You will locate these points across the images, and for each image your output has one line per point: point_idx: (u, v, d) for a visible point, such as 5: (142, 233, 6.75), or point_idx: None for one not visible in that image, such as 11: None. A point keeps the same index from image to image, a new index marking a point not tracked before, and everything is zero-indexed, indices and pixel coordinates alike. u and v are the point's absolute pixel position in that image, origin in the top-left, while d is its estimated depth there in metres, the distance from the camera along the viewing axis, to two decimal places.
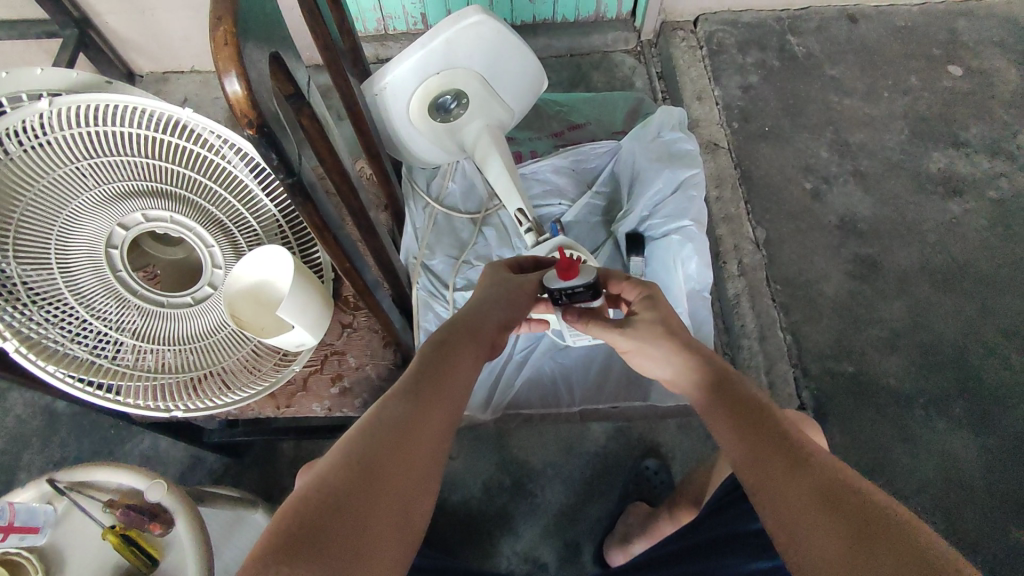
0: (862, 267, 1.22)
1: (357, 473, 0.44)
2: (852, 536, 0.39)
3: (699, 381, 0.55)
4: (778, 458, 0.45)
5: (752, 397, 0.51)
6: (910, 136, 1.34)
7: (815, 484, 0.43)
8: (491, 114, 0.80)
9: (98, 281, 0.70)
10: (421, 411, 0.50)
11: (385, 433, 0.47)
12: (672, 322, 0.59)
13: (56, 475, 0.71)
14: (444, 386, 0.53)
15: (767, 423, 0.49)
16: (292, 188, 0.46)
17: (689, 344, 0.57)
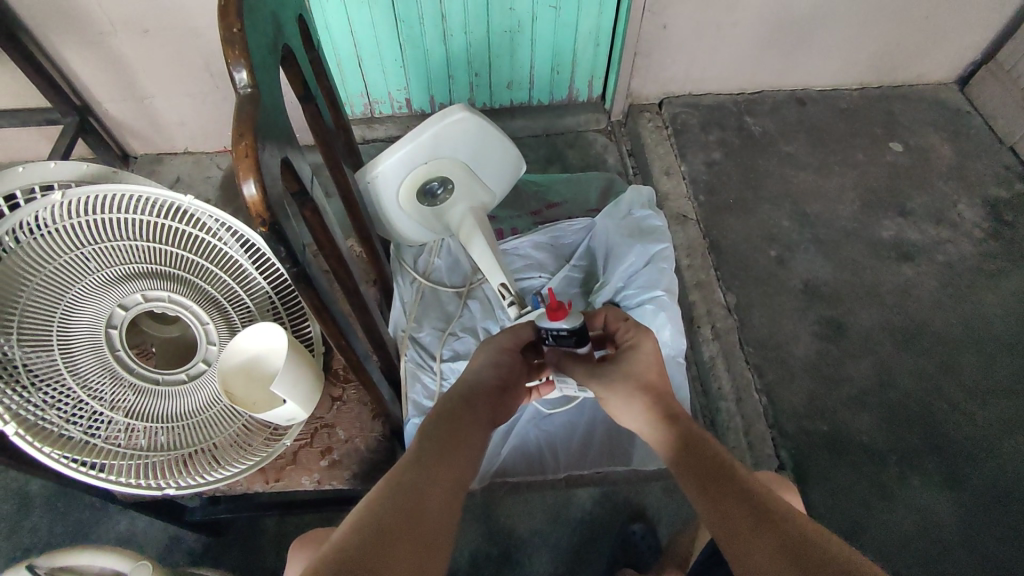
0: (827, 328, 1.29)
1: (372, 537, 0.46)
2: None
3: (670, 439, 0.59)
4: (752, 522, 0.50)
5: (723, 461, 0.56)
6: (862, 206, 1.45)
7: (784, 545, 0.47)
8: (475, 197, 0.86)
9: (96, 361, 0.72)
10: (429, 481, 0.53)
11: (396, 501, 0.50)
12: (644, 383, 0.64)
13: (37, 560, 0.70)
14: (450, 457, 0.56)
15: (741, 486, 0.53)
16: (295, 276, 0.51)
17: (657, 405, 0.62)
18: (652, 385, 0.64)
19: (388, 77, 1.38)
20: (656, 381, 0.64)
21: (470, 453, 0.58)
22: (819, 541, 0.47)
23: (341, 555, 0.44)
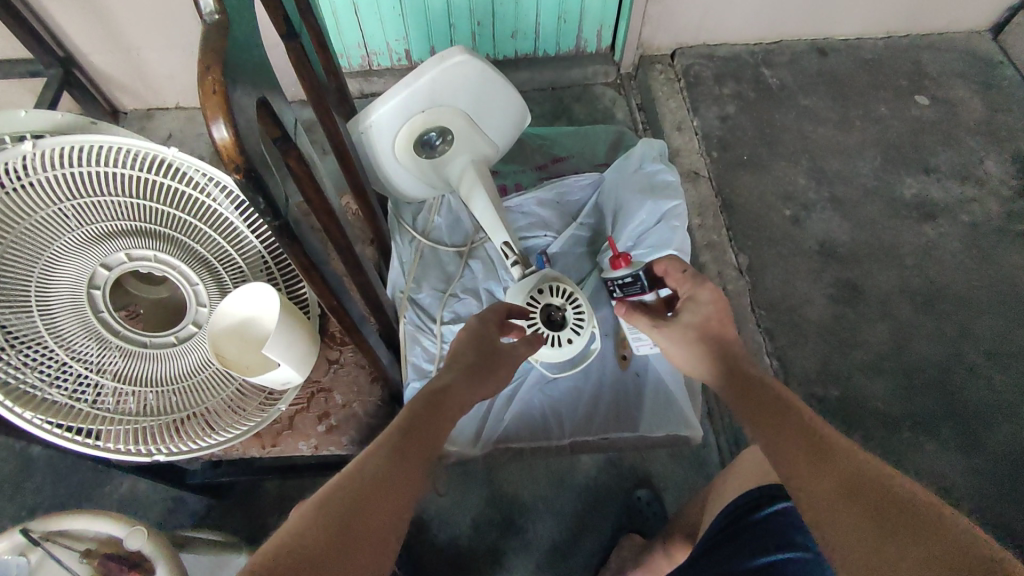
0: (843, 291, 1.24)
1: (320, 535, 0.46)
2: (881, 529, 0.44)
3: (734, 382, 0.65)
4: (814, 456, 0.51)
5: (784, 405, 0.59)
6: (883, 163, 1.38)
7: (843, 478, 0.48)
8: (476, 149, 0.81)
9: (79, 323, 0.69)
10: (386, 473, 0.52)
11: (351, 495, 0.49)
12: (705, 331, 0.71)
13: (31, 524, 0.68)
14: (413, 449, 0.55)
15: (805, 428, 0.55)
16: (278, 231, 0.47)
17: (718, 351, 0.69)
18: (713, 332, 0.71)
19: (386, 27, 1.30)
20: (716, 327, 0.71)
21: (433, 445, 0.58)
22: (889, 480, 0.47)
23: (283, 556, 0.44)
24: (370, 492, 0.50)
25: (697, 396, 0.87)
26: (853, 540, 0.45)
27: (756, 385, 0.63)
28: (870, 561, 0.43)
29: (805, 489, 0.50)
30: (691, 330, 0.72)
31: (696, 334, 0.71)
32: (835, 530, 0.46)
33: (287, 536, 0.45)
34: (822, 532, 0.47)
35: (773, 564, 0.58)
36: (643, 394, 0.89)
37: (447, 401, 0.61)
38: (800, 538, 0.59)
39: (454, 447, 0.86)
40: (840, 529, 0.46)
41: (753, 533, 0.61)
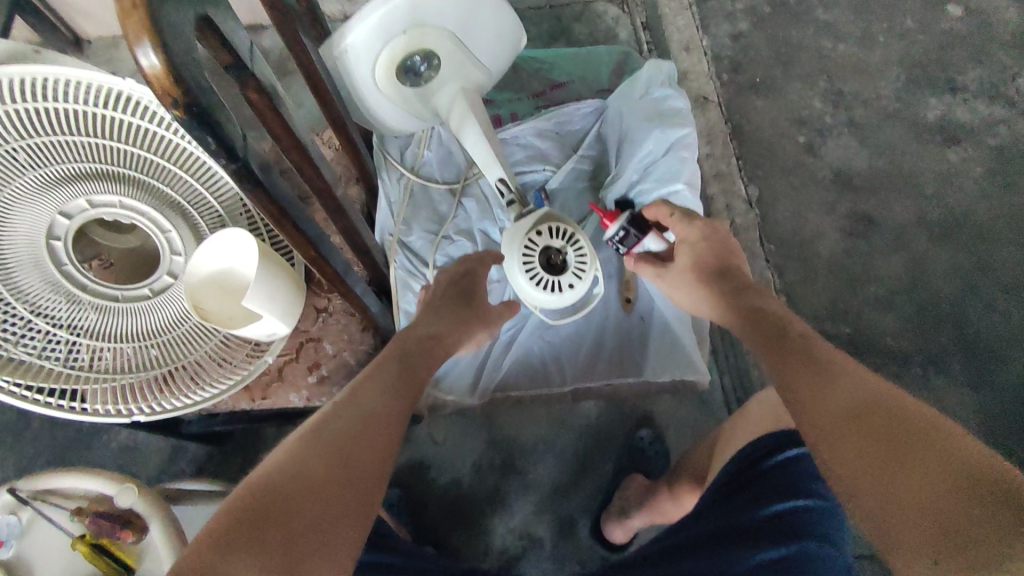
0: (857, 223, 1.18)
1: (317, 460, 0.46)
2: (888, 454, 0.42)
3: (738, 314, 0.62)
4: (819, 381, 0.49)
5: (794, 333, 0.56)
6: (907, 82, 1.28)
7: (855, 404, 0.46)
8: (467, 76, 0.73)
9: (42, 277, 0.64)
10: (377, 402, 0.53)
11: (343, 423, 0.49)
12: (700, 272, 0.68)
13: (17, 484, 0.66)
14: (401, 380, 0.56)
15: (811, 353, 0.53)
16: (237, 175, 0.41)
17: (718, 287, 0.65)
18: (711, 269, 0.67)
19: None
20: (712, 262, 0.67)
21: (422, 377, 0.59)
22: (895, 397, 0.45)
23: (280, 481, 0.44)
24: (363, 418, 0.50)
25: (705, 340, 0.83)
26: (858, 460, 0.43)
27: (757, 314, 0.60)
28: (876, 479, 0.42)
29: (810, 415, 0.48)
30: (689, 270, 0.69)
31: (695, 272, 0.68)
32: (838, 453, 0.45)
33: (281, 464, 0.45)
34: (826, 455, 0.46)
35: (790, 511, 0.56)
36: (648, 338, 0.85)
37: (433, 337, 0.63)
38: (813, 487, 0.58)
39: (452, 395, 0.84)
40: (845, 451, 0.44)
41: (766, 482, 0.59)
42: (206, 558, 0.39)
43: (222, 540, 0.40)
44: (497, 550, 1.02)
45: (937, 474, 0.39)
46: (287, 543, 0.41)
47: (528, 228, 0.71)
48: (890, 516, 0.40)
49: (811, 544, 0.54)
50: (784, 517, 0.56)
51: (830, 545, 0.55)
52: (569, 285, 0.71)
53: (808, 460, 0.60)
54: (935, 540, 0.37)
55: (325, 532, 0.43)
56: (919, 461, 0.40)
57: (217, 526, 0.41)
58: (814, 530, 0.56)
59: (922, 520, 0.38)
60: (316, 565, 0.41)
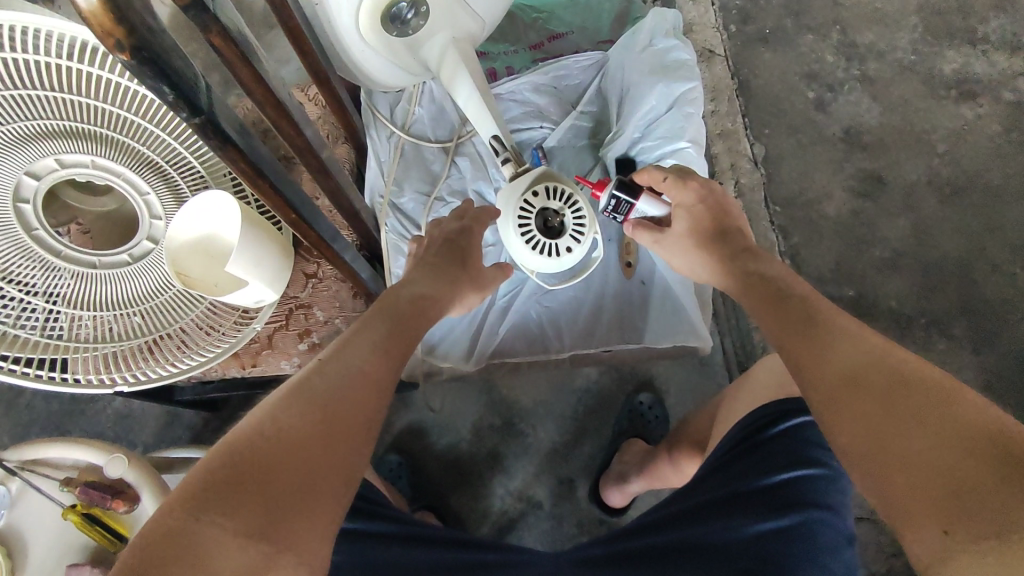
0: (866, 183, 1.15)
1: (300, 419, 0.42)
2: (889, 418, 0.39)
3: (732, 274, 0.59)
4: (820, 343, 0.46)
5: (787, 290, 0.53)
6: (924, 33, 1.22)
7: (853, 365, 0.43)
8: (457, 23, 0.68)
9: (12, 243, 0.61)
10: (368, 355, 0.48)
11: (331, 379, 0.45)
12: (698, 237, 0.64)
13: (5, 455, 0.65)
14: (396, 332, 0.52)
15: (811, 312, 0.49)
16: (203, 131, 0.37)
17: (716, 249, 0.62)
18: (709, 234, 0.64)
19: None
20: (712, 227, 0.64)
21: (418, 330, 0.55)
22: (901, 358, 0.42)
23: (260, 440, 0.40)
24: (352, 374, 0.46)
25: (709, 305, 0.81)
26: (861, 426, 0.40)
27: (756, 277, 0.56)
28: (880, 446, 0.39)
29: (810, 378, 0.45)
30: (688, 236, 0.65)
31: (692, 237, 0.64)
32: (840, 418, 0.42)
33: (262, 421, 0.42)
34: (828, 419, 0.43)
35: (792, 481, 0.55)
36: (649, 302, 0.83)
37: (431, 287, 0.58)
38: (817, 455, 0.56)
39: (449, 361, 0.82)
40: (847, 416, 0.42)
41: (769, 448, 0.57)
42: (177, 519, 0.36)
43: (194, 501, 0.37)
44: (496, 513, 1.03)
45: (947, 441, 0.37)
46: (267, 509, 0.38)
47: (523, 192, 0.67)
48: (896, 484, 0.38)
49: (811, 514, 0.53)
50: (786, 487, 0.54)
51: (831, 513, 0.54)
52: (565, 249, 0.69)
53: (812, 427, 0.58)
54: (944, 509, 0.35)
55: (307, 498, 0.40)
56: (929, 427, 0.38)
57: (190, 489, 0.38)
58: (815, 499, 0.54)
59: (929, 489, 0.36)
60: (296, 532, 0.38)
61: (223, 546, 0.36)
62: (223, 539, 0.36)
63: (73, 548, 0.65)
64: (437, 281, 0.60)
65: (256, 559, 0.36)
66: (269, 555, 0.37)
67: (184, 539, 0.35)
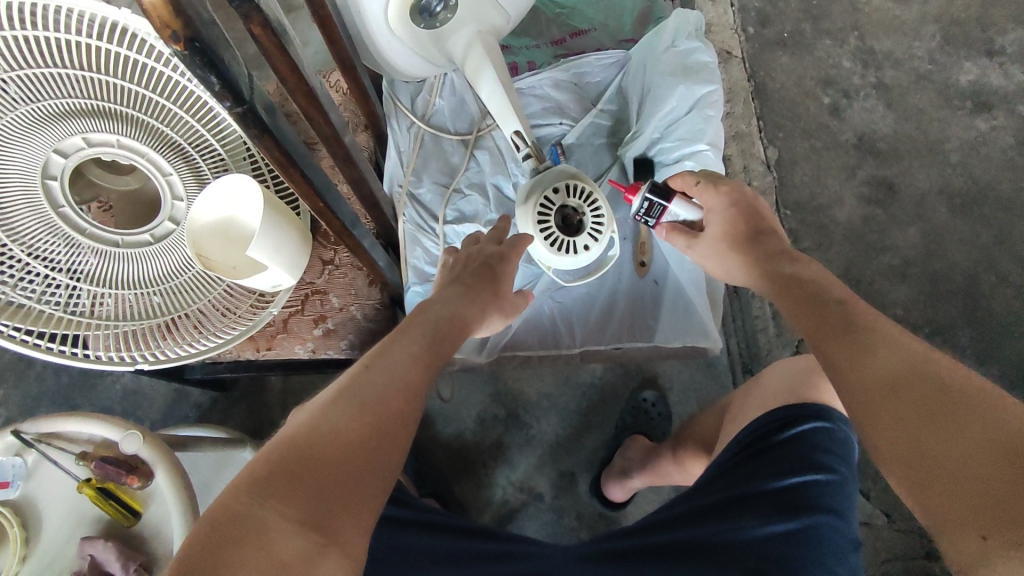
0: (878, 191, 1.15)
1: (350, 416, 0.43)
2: (926, 426, 0.39)
3: (767, 269, 0.59)
4: (854, 347, 0.46)
5: (827, 289, 0.53)
6: (942, 42, 1.22)
7: (892, 368, 0.43)
8: (484, 18, 0.68)
9: (39, 219, 0.61)
10: (410, 360, 0.49)
11: (377, 382, 0.46)
12: (730, 239, 0.64)
13: (21, 426, 0.65)
14: (437, 338, 0.53)
15: (845, 316, 0.49)
16: (242, 119, 0.38)
17: (748, 249, 0.62)
18: (740, 236, 0.64)
19: None
20: (743, 228, 0.64)
21: (458, 336, 0.56)
22: (938, 364, 0.42)
23: (314, 434, 0.41)
24: (398, 375, 0.47)
25: (718, 307, 0.83)
26: (896, 431, 0.41)
27: (790, 280, 0.56)
28: (917, 451, 0.39)
29: (844, 382, 0.45)
30: (719, 238, 0.66)
31: (725, 240, 0.65)
32: (877, 423, 0.42)
33: (314, 416, 0.42)
34: (864, 424, 0.43)
35: (802, 483, 0.56)
36: (661, 302, 0.83)
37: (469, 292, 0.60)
38: (825, 460, 0.58)
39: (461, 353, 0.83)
40: (882, 422, 0.42)
41: (779, 453, 0.59)
42: (237, 503, 0.36)
43: (254, 487, 0.37)
44: (497, 502, 1.04)
45: (985, 448, 0.37)
46: (320, 502, 0.38)
47: (539, 189, 0.69)
48: (933, 488, 0.38)
49: (820, 517, 0.55)
50: (796, 489, 0.56)
51: (839, 518, 0.56)
52: (583, 248, 0.69)
53: (819, 434, 0.60)
54: (982, 514, 0.36)
55: (356, 491, 0.40)
56: (966, 434, 0.38)
57: (246, 480, 0.38)
58: (827, 503, 0.55)
59: (967, 494, 0.36)
60: (345, 524, 0.39)
61: (279, 530, 0.36)
62: (279, 524, 0.36)
63: (87, 521, 0.66)
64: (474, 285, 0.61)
65: (308, 546, 0.36)
66: (320, 543, 0.37)
67: (243, 523, 0.36)
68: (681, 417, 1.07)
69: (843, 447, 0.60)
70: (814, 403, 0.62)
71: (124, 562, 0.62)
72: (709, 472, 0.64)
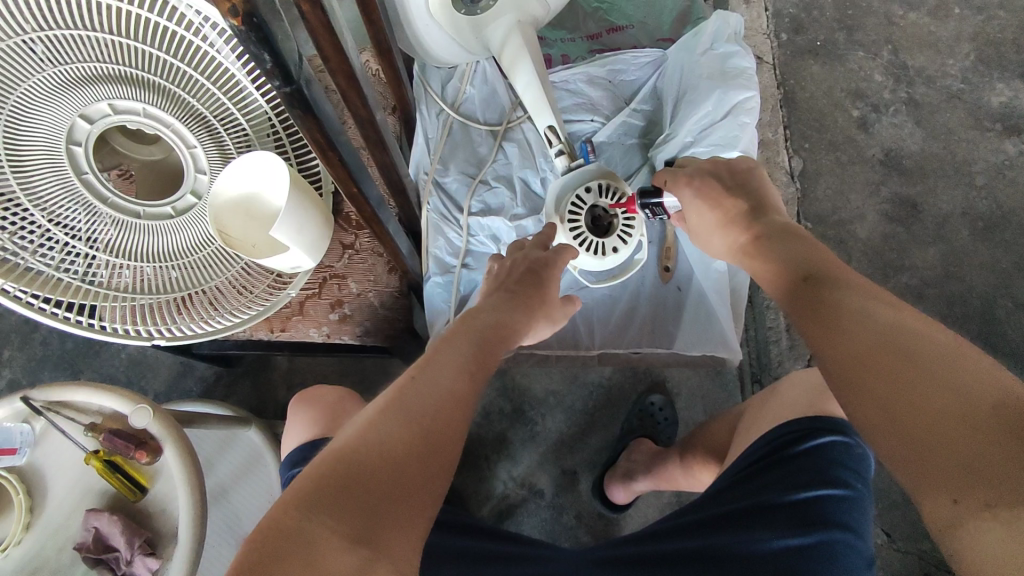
0: (900, 208, 1.14)
1: (399, 428, 0.43)
2: (895, 395, 0.38)
3: (748, 234, 0.57)
4: (835, 326, 0.44)
5: (808, 257, 0.51)
6: (976, 62, 1.20)
7: (866, 339, 0.41)
8: (525, 8, 0.67)
9: (62, 185, 0.60)
10: (456, 366, 0.49)
11: (426, 392, 0.46)
12: (717, 216, 0.60)
13: (30, 393, 0.63)
14: (484, 346, 0.52)
15: (825, 295, 0.46)
16: (288, 99, 0.37)
17: (732, 220, 0.58)
18: (726, 213, 0.59)
19: None
20: (722, 205, 0.59)
21: (504, 343, 0.55)
22: (911, 329, 0.41)
23: (362, 448, 0.41)
24: (445, 384, 0.47)
25: (742, 318, 0.81)
26: (871, 402, 0.39)
27: (770, 247, 0.54)
28: (894, 422, 0.38)
29: (825, 362, 0.44)
30: (706, 218, 0.60)
31: (711, 217, 0.60)
32: (852, 393, 0.41)
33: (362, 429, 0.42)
34: (844, 401, 0.42)
35: (817, 498, 0.55)
36: (682, 309, 0.83)
37: (512, 298, 0.59)
38: (841, 475, 0.57)
39: None
40: (861, 394, 0.40)
41: (793, 466, 0.58)
42: (287, 518, 0.37)
43: (303, 501, 0.37)
44: (497, 496, 1.04)
45: (960, 411, 0.36)
46: (367, 514, 0.38)
47: (557, 203, 0.71)
48: (909, 455, 0.37)
49: (835, 533, 0.54)
50: (812, 503, 0.55)
51: (853, 535, 0.55)
52: (618, 253, 0.71)
53: (836, 447, 0.59)
54: (956, 478, 0.35)
55: (404, 507, 0.40)
56: (936, 399, 0.37)
57: (296, 493, 0.38)
58: (841, 519, 0.55)
59: (937, 462, 0.36)
60: (393, 537, 0.38)
61: (330, 546, 0.36)
62: (328, 539, 0.36)
63: (91, 491, 0.66)
64: (520, 292, 0.60)
65: (359, 561, 0.36)
66: (371, 558, 0.36)
67: (294, 538, 0.36)
68: (687, 423, 1.07)
69: (859, 462, 0.60)
70: (830, 416, 0.61)
71: (128, 537, 0.61)
72: (719, 483, 0.63)
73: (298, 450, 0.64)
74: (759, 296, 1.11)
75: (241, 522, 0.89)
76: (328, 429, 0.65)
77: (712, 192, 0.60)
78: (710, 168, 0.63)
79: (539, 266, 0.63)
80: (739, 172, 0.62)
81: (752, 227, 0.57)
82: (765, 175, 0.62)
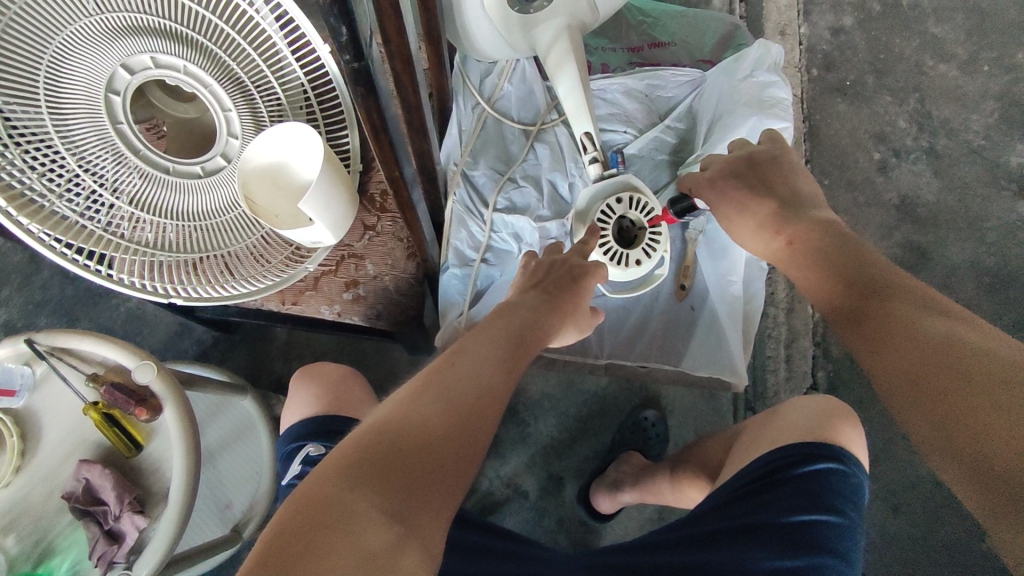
0: (910, 255, 1.15)
1: (437, 414, 0.45)
2: (939, 412, 0.44)
3: (787, 237, 0.65)
4: (885, 339, 0.50)
5: (861, 268, 0.57)
6: (999, 121, 1.21)
7: (921, 352, 0.47)
8: (576, 13, 0.68)
9: (96, 133, 0.59)
10: (489, 358, 0.51)
11: (462, 381, 0.48)
12: (763, 218, 0.68)
13: (35, 336, 0.63)
14: (520, 342, 0.55)
15: (871, 305, 0.54)
16: (354, 76, 0.37)
17: (774, 219, 0.67)
18: (776, 210, 0.67)
19: None
20: (761, 203, 0.68)
21: (538, 343, 0.57)
22: (958, 347, 0.45)
23: (398, 428, 0.43)
24: (482, 376, 0.49)
25: (750, 344, 0.82)
26: (920, 421, 0.45)
27: (809, 252, 0.62)
28: (959, 462, 0.42)
29: (880, 374, 0.50)
30: (752, 218, 0.69)
31: (756, 219, 0.68)
32: (902, 407, 0.47)
33: (399, 412, 0.45)
34: (903, 420, 0.47)
35: (810, 522, 0.56)
36: (695, 327, 0.84)
37: (548, 297, 0.61)
38: (837, 502, 0.58)
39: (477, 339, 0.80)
40: (907, 409, 0.47)
41: (790, 489, 0.58)
42: (329, 489, 0.39)
43: (344, 474, 0.40)
44: (481, 492, 1.04)
45: (997, 432, 0.40)
46: (403, 493, 0.40)
47: (590, 216, 0.72)
48: (959, 478, 0.42)
49: (825, 558, 0.55)
50: (806, 527, 0.56)
51: (843, 562, 0.56)
52: (644, 265, 0.72)
53: (833, 474, 0.59)
54: (994, 493, 0.40)
55: (437, 489, 0.42)
56: (979, 418, 0.41)
57: (339, 465, 0.41)
58: (834, 547, 0.56)
59: (976, 475, 0.41)
60: (425, 516, 0.40)
61: (370, 520, 0.38)
62: (368, 512, 0.38)
63: (85, 444, 0.65)
64: (555, 294, 0.62)
65: (395, 538, 0.38)
66: (404, 536, 0.39)
67: (336, 507, 0.38)
68: (677, 442, 1.07)
69: (855, 491, 0.60)
70: (831, 443, 0.61)
71: (119, 493, 0.61)
72: (712, 501, 0.63)
73: (298, 424, 0.64)
74: (761, 326, 1.12)
75: (224, 490, 0.89)
76: (329, 406, 0.65)
77: (740, 195, 0.69)
78: (731, 167, 0.72)
79: (580, 273, 0.65)
80: (759, 163, 0.70)
81: (785, 230, 0.65)
82: (789, 161, 0.71)
